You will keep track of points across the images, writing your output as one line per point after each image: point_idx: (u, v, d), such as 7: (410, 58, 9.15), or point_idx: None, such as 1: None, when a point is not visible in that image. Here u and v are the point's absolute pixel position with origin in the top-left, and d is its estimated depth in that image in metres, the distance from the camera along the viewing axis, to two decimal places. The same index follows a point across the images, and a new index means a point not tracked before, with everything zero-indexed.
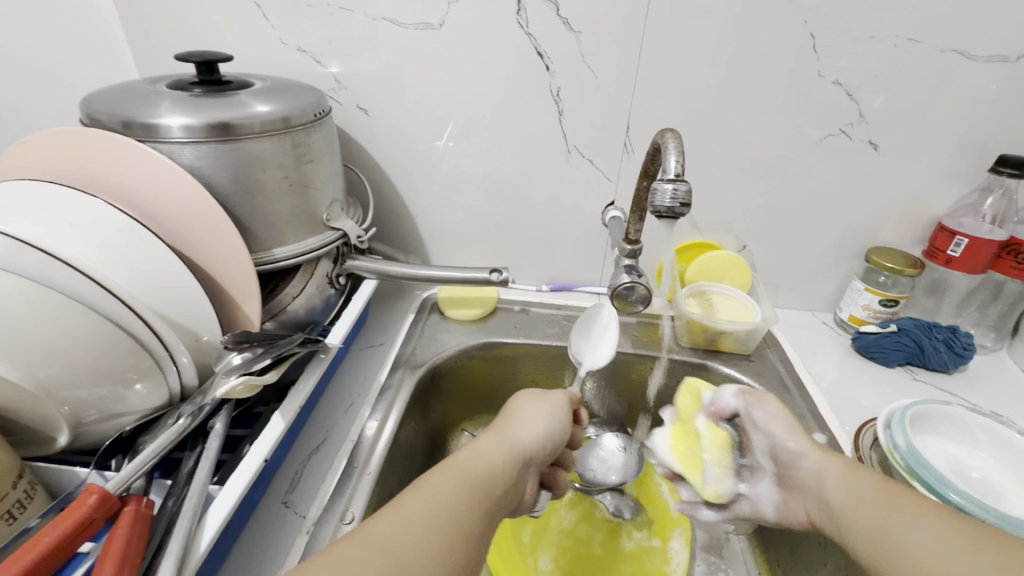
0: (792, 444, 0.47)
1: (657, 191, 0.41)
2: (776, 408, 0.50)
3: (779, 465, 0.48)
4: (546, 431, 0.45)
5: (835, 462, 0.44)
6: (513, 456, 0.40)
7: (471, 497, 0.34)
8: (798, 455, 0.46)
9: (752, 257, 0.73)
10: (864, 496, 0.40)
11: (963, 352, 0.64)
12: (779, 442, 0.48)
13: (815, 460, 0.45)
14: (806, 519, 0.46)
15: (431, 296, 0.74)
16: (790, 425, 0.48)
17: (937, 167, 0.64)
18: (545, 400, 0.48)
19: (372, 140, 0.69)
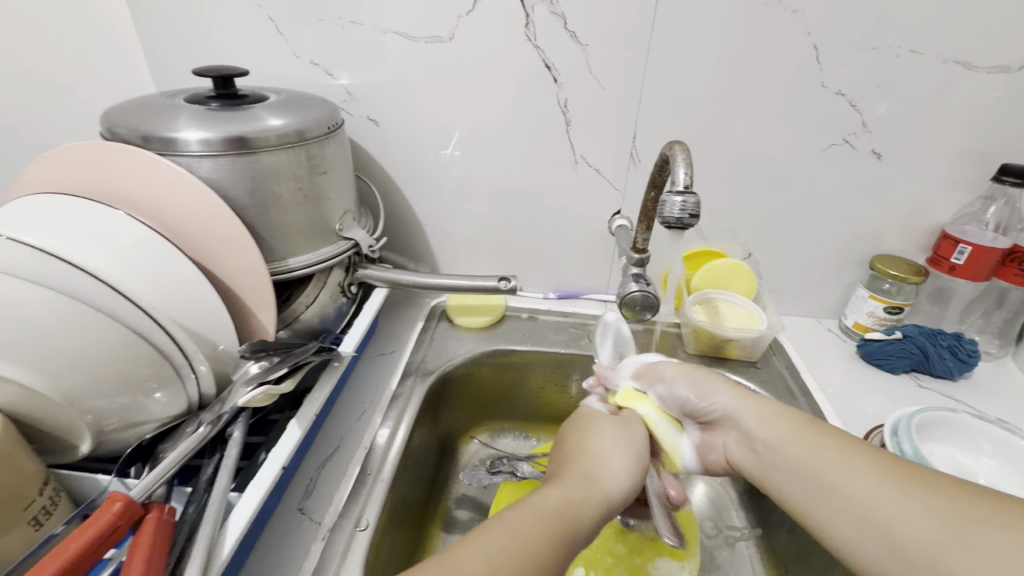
0: (682, 390, 0.49)
1: (667, 203, 0.42)
2: (675, 367, 0.50)
3: (690, 409, 0.48)
4: (630, 478, 0.41)
5: (755, 403, 0.45)
6: (598, 497, 0.38)
7: (555, 547, 0.34)
8: (706, 403, 0.48)
9: (757, 265, 0.74)
10: (789, 434, 0.42)
11: (968, 359, 0.64)
12: (684, 399, 0.49)
13: (731, 401, 0.46)
14: (723, 460, 0.47)
15: (440, 304, 0.75)
16: (699, 377, 0.49)
17: (939, 175, 0.65)
18: (630, 441, 0.45)
19: (382, 150, 0.70)
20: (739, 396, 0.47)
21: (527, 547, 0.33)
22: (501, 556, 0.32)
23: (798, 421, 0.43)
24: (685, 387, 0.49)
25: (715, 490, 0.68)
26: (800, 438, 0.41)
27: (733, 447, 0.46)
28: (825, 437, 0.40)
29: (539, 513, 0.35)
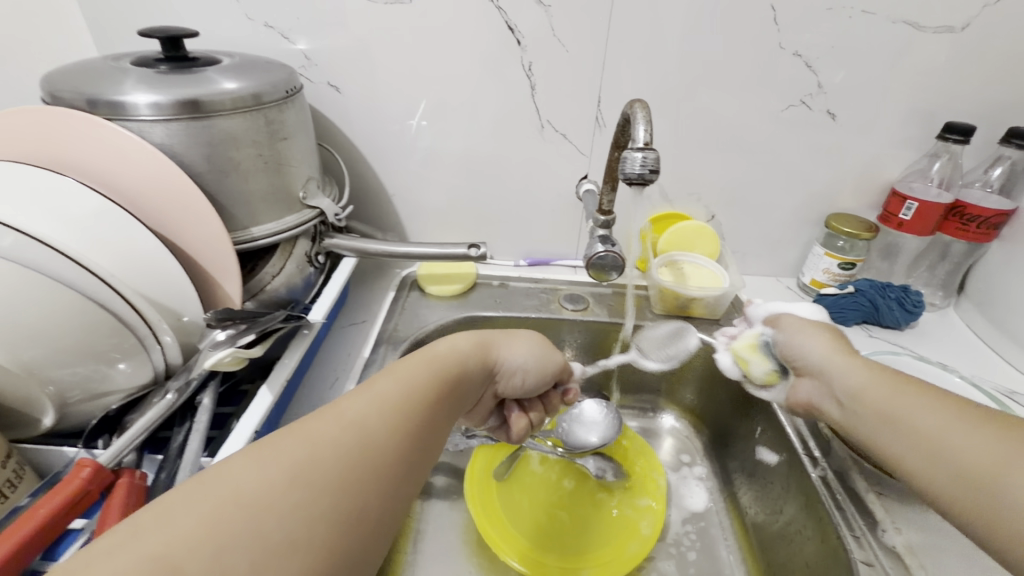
0: (809, 347, 0.45)
1: (628, 159, 0.43)
2: (797, 324, 0.48)
3: (789, 354, 0.47)
4: (523, 364, 0.46)
5: (842, 351, 0.43)
6: (486, 360, 0.43)
7: (403, 408, 0.33)
8: (798, 351, 0.46)
9: (720, 227, 0.76)
10: (875, 379, 0.39)
11: (913, 309, 0.68)
12: (795, 344, 0.46)
13: (818, 352, 0.44)
14: (806, 403, 0.46)
15: (411, 274, 0.75)
16: (805, 331, 0.46)
17: (889, 134, 0.67)
18: (545, 349, 0.49)
19: (344, 118, 0.68)
20: (845, 360, 0.42)
21: (376, 441, 0.30)
22: (353, 446, 0.30)
23: (886, 372, 0.39)
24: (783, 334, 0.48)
25: (681, 441, 0.72)
26: (880, 393, 0.38)
27: (812, 394, 0.45)
28: (903, 386, 0.37)
29: (426, 361, 0.38)
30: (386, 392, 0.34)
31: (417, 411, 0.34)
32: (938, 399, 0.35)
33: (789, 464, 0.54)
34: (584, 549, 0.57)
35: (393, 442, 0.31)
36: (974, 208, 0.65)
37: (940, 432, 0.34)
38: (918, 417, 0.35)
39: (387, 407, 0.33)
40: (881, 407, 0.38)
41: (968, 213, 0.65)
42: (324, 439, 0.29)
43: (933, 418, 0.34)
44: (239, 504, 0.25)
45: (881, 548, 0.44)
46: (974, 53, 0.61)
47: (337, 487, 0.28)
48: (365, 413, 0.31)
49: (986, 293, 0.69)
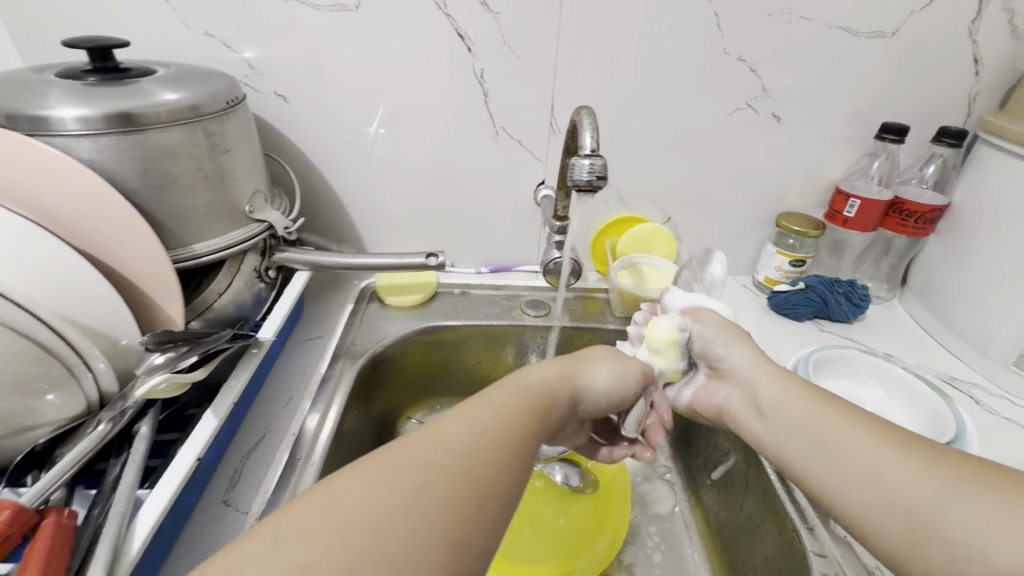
0: (736, 358, 0.50)
1: (576, 166, 0.43)
2: (715, 321, 0.53)
3: (706, 351, 0.53)
4: (609, 387, 0.45)
5: (765, 364, 0.48)
6: (572, 390, 0.42)
7: (500, 436, 0.33)
8: (723, 353, 0.51)
9: (676, 228, 0.77)
10: (797, 398, 0.44)
11: (860, 303, 0.70)
12: (711, 345, 0.52)
13: (748, 366, 0.49)
14: (716, 406, 0.52)
15: (370, 285, 0.74)
16: (728, 333, 0.51)
17: (831, 135, 0.70)
18: (621, 364, 0.47)
19: (294, 128, 0.67)
20: (773, 377, 0.47)
21: (480, 465, 0.31)
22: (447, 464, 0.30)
23: (805, 390, 0.45)
24: (709, 330, 0.52)
25: None
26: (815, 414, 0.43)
27: (730, 398, 0.50)
28: (825, 405, 0.43)
29: (518, 394, 0.37)
30: (480, 419, 0.34)
31: (511, 443, 0.34)
32: (880, 425, 0.40)
33: (747, 460, 0.55)
34: (552, 558, 0.56)
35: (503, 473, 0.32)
36: (912, 204, 0.68)
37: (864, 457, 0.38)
38: (847, 440, 0.40)
39: (488, 431, 0.33)
40: (809, 427, 0.42)
41: (907, 209, 0.68)
42: (434, 466, 0.30)
43: (866, 441, 0.39)
44: (359, 524, 0.26)
45: (833, 538, 0.45)
46: (905, 57, 0.64)
47: (448, 512, 0.28)
48: (459, 434, 0.32)
49: (926, 285, 0.72)
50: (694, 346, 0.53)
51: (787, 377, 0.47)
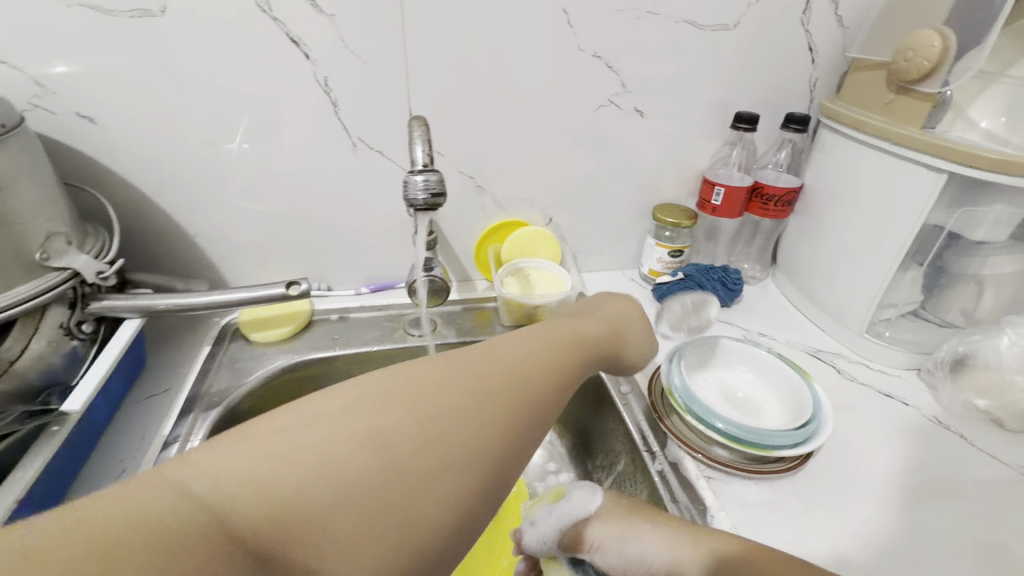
0: (648, 552, 0.42)
1: (409, 184, 0.39)
2: (620, 523, 0.44)
3: (635, 571, 0.43)
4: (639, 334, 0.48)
5: (682, 546, 0.41)
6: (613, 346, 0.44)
7: (550, 358, 0.38)
8: (647, 565, 0.42)
9: (559, 229, 0.76)
10: (734, 573, 0.39)
11: (734, 286, 0.73)
12: (630, 561, 0.43)
13: (665, 551, 0.42)
14: None
15: (232, 321, 0.66)
16: (624, 532, 0.44)
17: (692, 126, 0.71)
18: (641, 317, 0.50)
19: (110, 153, 0.58)
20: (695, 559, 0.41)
21: (526, 383, 0.35)
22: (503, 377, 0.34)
23: (728, 543, 0.41)
24: (620, 551, 0.43)
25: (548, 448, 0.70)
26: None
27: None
28: (761, 560, 0.39)
29: (569, 339, 0.41)
30: (533, 344, 0.38)
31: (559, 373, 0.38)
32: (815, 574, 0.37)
33: (633, 461, 0.55)
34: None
35: (525, 427, 0.34)
36: (770, 188, 0.71)
37: None
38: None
39: (539, 354, 0.37)
40: None
41: (766, 193, 0.71)
42: (487, 372, 0.34)
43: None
44: (424, 417, 0.31)
45: None
46: (748, 48, 0.66)
47: (497, 417, 0.33)
48: (514, 353, 0.36)
49: (791, 263, 0.76)
50: (611, 566, 0.44)
51: (711, 540, 0.41)
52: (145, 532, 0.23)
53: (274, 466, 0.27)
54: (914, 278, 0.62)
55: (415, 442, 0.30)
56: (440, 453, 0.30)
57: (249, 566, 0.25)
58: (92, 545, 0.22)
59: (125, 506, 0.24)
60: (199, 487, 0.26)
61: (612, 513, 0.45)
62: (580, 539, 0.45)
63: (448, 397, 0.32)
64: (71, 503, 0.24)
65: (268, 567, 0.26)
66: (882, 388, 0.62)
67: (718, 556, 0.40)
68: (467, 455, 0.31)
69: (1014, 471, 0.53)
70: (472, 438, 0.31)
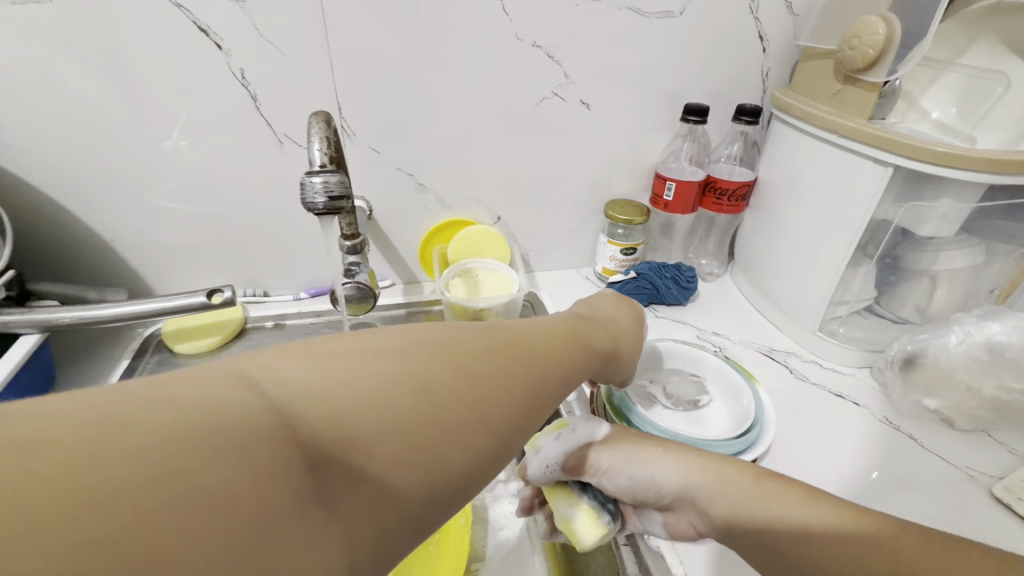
0: (653, 473, 0.41)
1: (306, 186, 0.36)
2: (626, 447, 0.42)
3: (642, 493, 0.42)
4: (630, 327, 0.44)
5: (696, 469, 0.40)
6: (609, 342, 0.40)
7: (571, 338, 0.36)
8: (656, 482, 0.41)
9: (508, 227, 0.73)
10: (746, 499, 0.38)
11: (688, 284, 0.71)
12: (637, 482, 0.41)
13: (676, 474, 0.41)
14: (693, 531, 0.41)
15: (155, 332, 0.62)
16: (631, 454, 0.42)
17: (642, 119, 0.68)
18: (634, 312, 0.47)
19: (6, 152, 0.53)
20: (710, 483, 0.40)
21: (558, 356, 0.33)
22: (542, 349, 0.33)
23: (741, 474, 0.40)
24: (630, 474, 0.41)
25: None
26: (750, 500, 0.38)
27: (698, 524, 0.40)
28: (771, 490, 0.38)
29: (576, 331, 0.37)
30: (557, 324, 0.37)
31: (574, 355, 0.35)
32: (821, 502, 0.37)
33: None
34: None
35: (559, 390, 0.33)
36: (723, 182, 0.68)
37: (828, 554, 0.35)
38: (798, 522, 0.36)
39: (563, 332, 0.36)
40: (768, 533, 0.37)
41: (719, 188, 0.69)
42: (529, 338, 0.33)
43: (817, 509, 0.36)
44: (475, 367, 0.29)
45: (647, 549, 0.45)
46: (695, 36, 0.63)
47: (535, 387, 0.31)
48: (547, 329, 0.35)
49: (747, 258, 0.74)
50: (613, 488, 0.42)
51: (719, 466, 0.41)
52: (203, 424, 0.20)
53: (326, 386, 0.24)
54: (866, 274, 0.60)
55: (473, 369, 0.28)
56: (483, 410, 0.28)
57: (308, 477, 0.22)
58: (151, 430, 0.19)
59: (183, 395, 0.21)
60: (270, 387, 0.23)
61: (622, 434, 0.43)
62: (590, 465, 0.43)
63: (497, 336, 0.31)
64: (68, 392, 0.19)
65: (324, 481, 0.23)
66: (833, 388, 0.60)
67: (732, 479, 0.39)
68: (507, 418, 0.29)
69: (961, 471, 0.52)
70: (512, 406, 0.29)
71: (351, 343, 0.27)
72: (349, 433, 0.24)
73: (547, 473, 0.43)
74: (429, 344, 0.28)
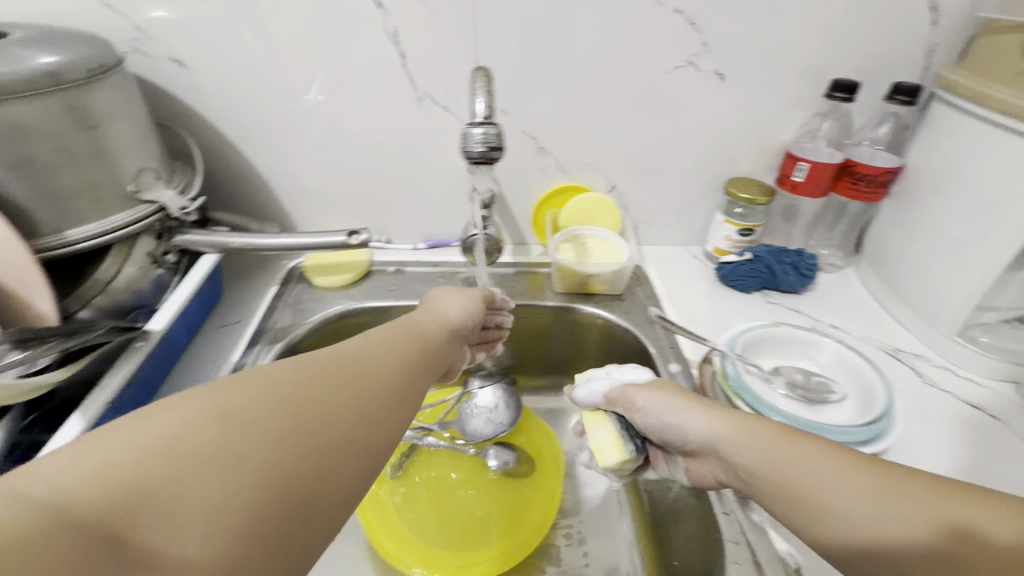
0: (690, 429, 0.39)
1: (467, 137, 0.39)
2: (657, 395, 0.42)
3: (669, 435, 0.41)
4: (462, 314, 0.45)
5: (725, 419, 0.38)
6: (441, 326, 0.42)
7: (362, 359, 0.33)
8: (684, 429, 0.40)
9: (621, 196, 0.73)
10: (770, 451, 0.35)
11: (808, 273, 0.68)
12: (670, 424, 0.40)
13: (704, 425, 0.38)
14: (715, 482, 0.40)
15: (297, 265, 0.70)
16: (669, 403, 0.41)
17: (779, 94, 0.65)
18: (465, 295, 0.48)
19: (197, 96, 0.61)
20: (733, 432, 0.37)
21: (353, 381, 0.31)
22: (299, 386, 0.29)
23: (767, 426, 0.36)
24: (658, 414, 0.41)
25: None
26: (774, 450, 0.35)
27: (719, 473, 0.39)
28: (797, 441, 0.34)
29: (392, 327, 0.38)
30: (370, 347, 0.34)
31: (393, 366, 0.34)
32: (861, 462, 0.32)
33: None
34: (470, 547, 0.54)
35: (406, 409, 0.33)
36: (863, 166, 0.64)
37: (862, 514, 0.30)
38: (825, 479, 0.32)
39: (382, 351, 0.35)
40: (789, 485, 0.33)
41: (858, 173, 0.64)
42: (290, 373, 0.29)
43: (899, 515, 0.30)
44: (228, 418, 0.25)
45: (749, 522, 0.44)
46: (855, 4, 0.59)
47: (330, 425, 0.28)
48: (363, 353, 0.33)
49: (878, 252, 0.69)
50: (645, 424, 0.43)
51: (748, 421, 0.37)
52: None
53: (129, 452, 0.22)
54: None
55: (270, 416, 0.26)
56: (295, 445, 0.26)
57: (114, 554, 0.20)
58: None
59: None
60: (36, 488, 0.20)
61: (661, 384, 0.43)
62: (625, 399, 0.44)
63: (304, 367, 0.30)
64: None
65: (136, 552, 0.20)
66: (966, 398, 0.56)
67: (758, 427, 0.36)
68: (335, 450, 0.28)
69: None
70: (303, 448, 0.26)
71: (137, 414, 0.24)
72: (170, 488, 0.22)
73: (588, 393, 0.47)
74: (264, 387, 0.28)
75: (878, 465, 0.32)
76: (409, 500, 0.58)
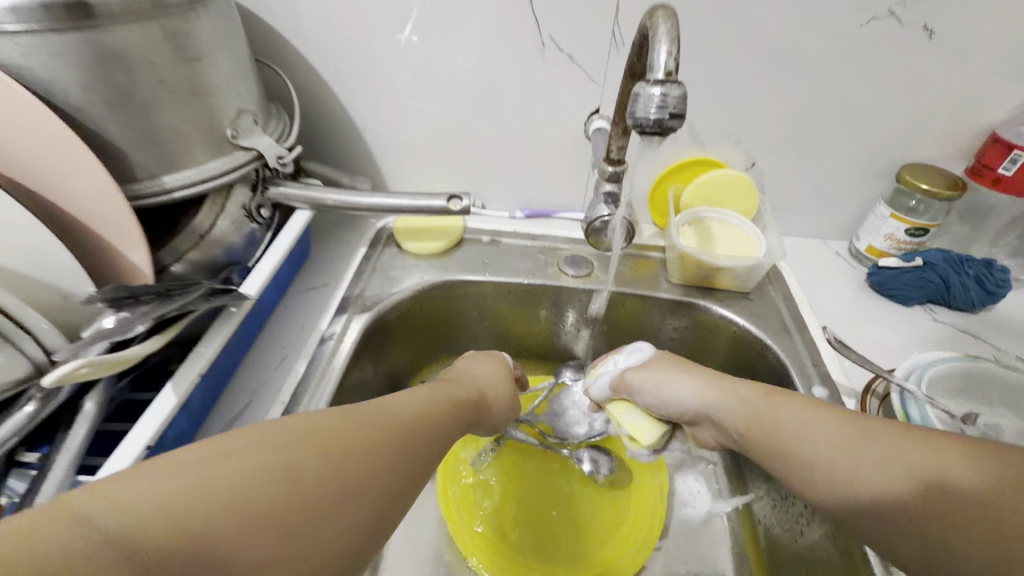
0: (675, 394, 0.43)
1: (641, 97, 0.30)
2: (654, 370, 0.45)
3: (664, 410, 0.44)
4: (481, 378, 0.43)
5: (711, 387, 0.42)
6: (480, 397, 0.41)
7: (413, 427, 0.32)
8: (674, 395, 0.43)
9: (760, 176, 0.62)
10: (755, 413, 0.39)
11: (996, 290, 0.55)
12: (667, 399, 0.44)
13: (694, 395, 0.43)
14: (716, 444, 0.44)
15: (387, 227, 0.64)
16: (659, 377, 0.44)
17: (1003, 59, 0.50)
18: (497, 376, 0.45)
19: (296, 29, 0.55)
20: (722, 397, 0.41)
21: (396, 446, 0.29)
22: (348, 444, 0.27)
23: (752, 389, 0.40)
24: (653, 393, 0.44)
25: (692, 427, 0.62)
26: (758, 409, 0.39)
27: (718, 437, 0.43)
28: (781, 402, 0.38)
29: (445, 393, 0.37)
30: (416, 413, 0.33)
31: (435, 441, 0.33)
32: (839, 415, 0.36)
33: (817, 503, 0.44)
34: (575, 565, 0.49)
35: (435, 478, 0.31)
36: None
37: (841, 458, 0.34)
38: (802, 433, 0.36)
39: (426, 415, 0.33)
40: (778, 441, 0.37)
41: None
42: (346, 430, 0.28)
43: (872, 457, 0.33)
44: (281, 471, 0.25)
45: None
46: None
47: (370, 495, 0.27)
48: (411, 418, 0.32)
49: None
50: (652, 404, 0.45)
51: (733, 387, 0.41)
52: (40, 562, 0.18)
53: (191, 490, 0.22)
54: None
55: (318, 474, 0.26)
56: (334, 511, 0.25)
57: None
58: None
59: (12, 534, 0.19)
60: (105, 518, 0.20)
61: (659, 359, 0.46)
62: (623, 385, 0.47)
63: (355, 426, 0.28)
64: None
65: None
66: None
67: (738, 387, 0.41)
68: (368, 516, 0.26)
69: None
70: (343, 513, 0.26)
71: (205, 453, 0.24)
72: (217, 532, 0.22)
73: (604, 381, 0.48)
74: (310, 435, 0.27)
75: (860, 420, 0.35)
76: (496, 493, 0.54)
